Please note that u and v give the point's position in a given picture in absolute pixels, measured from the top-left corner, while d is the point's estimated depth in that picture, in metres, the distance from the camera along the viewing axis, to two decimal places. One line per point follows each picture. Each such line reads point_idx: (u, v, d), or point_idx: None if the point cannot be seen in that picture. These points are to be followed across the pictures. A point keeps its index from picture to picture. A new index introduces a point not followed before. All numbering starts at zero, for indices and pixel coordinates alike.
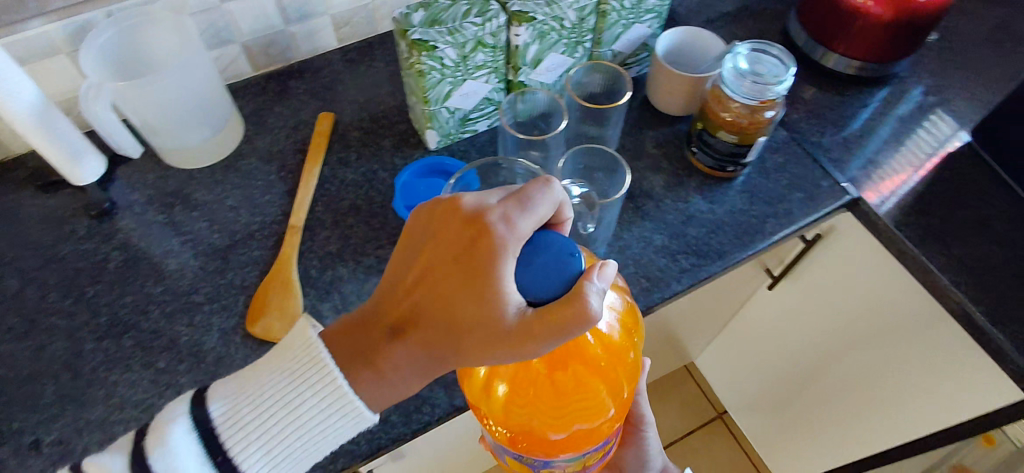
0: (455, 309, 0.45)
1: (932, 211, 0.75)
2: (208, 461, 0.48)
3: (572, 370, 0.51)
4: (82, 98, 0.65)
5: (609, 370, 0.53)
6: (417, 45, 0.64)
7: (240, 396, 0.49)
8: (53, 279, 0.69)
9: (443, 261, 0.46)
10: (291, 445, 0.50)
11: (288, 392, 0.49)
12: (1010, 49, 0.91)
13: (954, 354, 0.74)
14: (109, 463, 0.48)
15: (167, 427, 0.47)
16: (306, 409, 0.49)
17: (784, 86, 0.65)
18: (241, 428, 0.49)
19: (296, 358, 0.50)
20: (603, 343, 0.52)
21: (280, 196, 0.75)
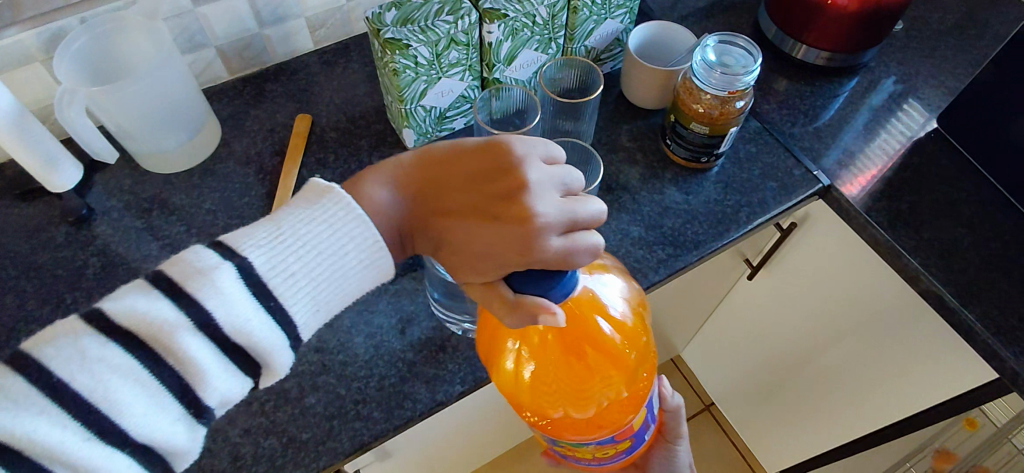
0: (473, 231, 0.49)
1: (901, 196, 0.77)
2: (260, 308, 0.45)
3: (569, 358, 0.56)
4: (56, 104, 0.65)
5: (614, 359, 0.57)
6: (390, 44, 0.64)
7: (284, 242, 0.46)
8: (32, 287, 0.69)
9: (481, 209, 0.49)
10: (333, 290, 0.49)
11: (340, 241, 0.48)
12: (975, 37, 0.93)
13: (928, 335, 0.76)
14: (143, 312, 0.42)
15: (212, 274, 0.44)
16: (356, 254, 0.48)
17: (752, 76, 0.67)
18: (289, 272, 0.46)
19: (341, 210, 0.48)
20: (602, 338, 0.57)
21: (258, 198, 0.75)
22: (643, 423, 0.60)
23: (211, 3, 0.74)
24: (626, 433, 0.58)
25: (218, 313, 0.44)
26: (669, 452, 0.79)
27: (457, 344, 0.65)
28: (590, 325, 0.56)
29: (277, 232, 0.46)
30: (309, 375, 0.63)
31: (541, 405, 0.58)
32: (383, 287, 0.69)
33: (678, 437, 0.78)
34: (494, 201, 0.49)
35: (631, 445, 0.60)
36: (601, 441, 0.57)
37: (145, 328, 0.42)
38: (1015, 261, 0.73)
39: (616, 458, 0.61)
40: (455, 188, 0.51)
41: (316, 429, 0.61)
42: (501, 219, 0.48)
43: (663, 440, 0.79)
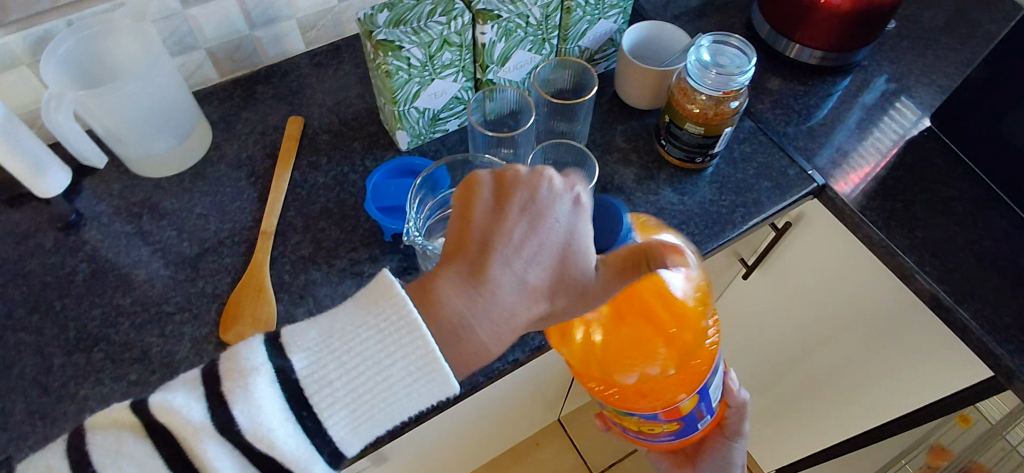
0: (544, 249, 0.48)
1: (895, 195, 0.77)
2: (291, 417, 0.42)
3: (638, 323, 0.58)
4: (42, 109, 0.64)
5: (672, 335, 0.56)
6: (382, 46, 0.64)
7: (332, 345, 0.43)
8: (20, 294, 0.67)
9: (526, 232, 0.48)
10: (381, 408, 0.44)
11: (389, 353, 0.43)
12: (965, 35, 0.93)
13: (925, 332, 0.76)
14: (177, 410, 0.42)
15: (250, 377, 0.42)
16: (404, 373, 0.44)
17: (747, 76, 0.66)
18: (329, 386, 0.43)
19: (400, 321, 0.43)
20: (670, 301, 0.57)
21: (249, 202, 0.74)
22: (695, 408, 0.57)
23: (201, 5, 0.74)
24: (675, 415, 0.57)
25: (244, 420, 0.41)
26: (726, 447, 0.74)
27: None
28: (646, 297, 0.56)
29: (326, 335, 0.43)
30: None
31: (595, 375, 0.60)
32: None
33: (740, 435, 0.73)
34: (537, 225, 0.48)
35: (681, 428, 0.59)
36: (647, 417, 0.57)
37: (177, 426, 0.41)
38: (1008, 259, 0.73)
39: (666, 437, 0.60)
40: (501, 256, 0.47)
41: None
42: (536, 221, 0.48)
43: (721, 435, 0.74)
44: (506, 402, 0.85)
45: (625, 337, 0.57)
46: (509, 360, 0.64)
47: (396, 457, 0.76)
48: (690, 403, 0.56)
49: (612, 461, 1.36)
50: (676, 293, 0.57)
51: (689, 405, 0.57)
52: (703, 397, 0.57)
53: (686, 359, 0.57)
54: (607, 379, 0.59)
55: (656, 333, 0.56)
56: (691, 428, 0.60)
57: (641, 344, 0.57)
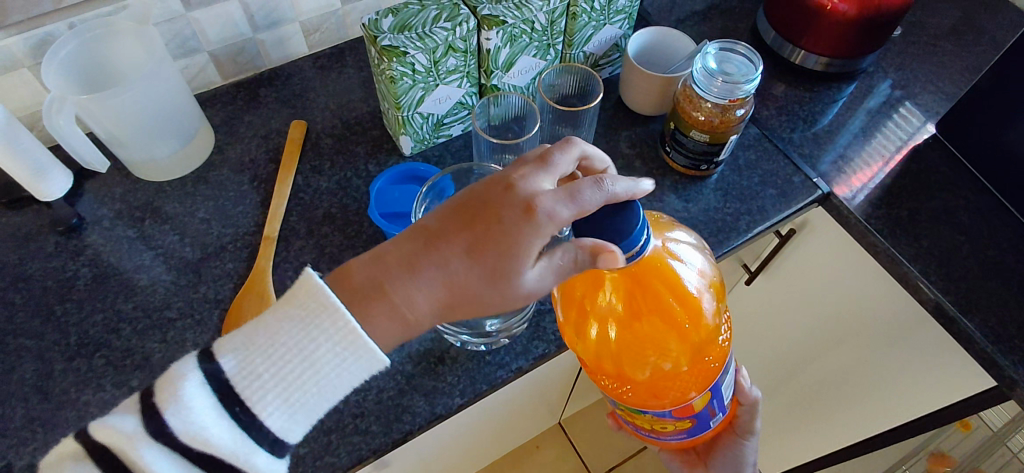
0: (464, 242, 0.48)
1: (900, 203, 0.77)
2: (228, 416, 0.46)
3: (654, 320, 0.54)
4: (45, 112, 0.63)
5: (690, 333, 0.55)
6: (387, 51, 0.63)
7: (252, 344, 0.46)
8: (21, 299, 0.67)
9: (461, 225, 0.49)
10: (312, 392, 0.47)
11: (308, 342, 0.46)
12: (971, 42, 0.93)
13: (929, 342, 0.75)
14: (113, 427, 0.44)
15: (178, 384, 0.45)
16: (328, 356, 0.46)
17: (753, 84, 0.66)
18: (258, 377, 0.46)
19: (308, 315, 0.46)
20: (688, 299, 0.55)
21: (252, 206, 0.74)
22: (707, 405, 0.57)
23: (204, 8, 0.73)
24: (687, 412, 0.56)
25: (177, 424, 0.44)
26: (740, 446, 0.73)
27: (455, 355, 0.64)
28: (662, 295, 0.54)
29: (248, 336, 0.46)
30: None
31: (609, 372, 0.58)
32: None
33: (751, 434, 0.72)
34: (481, 215, 0.48)
35: (693, 426, 0.58)
36: (661, 415, 0.56)
37: (114, 441, 0.43)
38: (1013, 269, 0.73)
39: (678, 435, 0.60)
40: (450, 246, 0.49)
41: (314, 444, 0.60)
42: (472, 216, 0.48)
43: (733, 432, 0.73)
44: (509, 407, 0.85)
45: (645, 336, 0.54)
46: (512, 368, 0.64)
47: (398, 463, 0.75)
48: (704, 399, 0.56)
49: (614, 462, 1.37)
50: (690, 290, 0.55)
51: (702, 402, 0.56)
52: (716, 394, 0.57)
53: (699, 357, 0.56)
54: (621, 376, 0.57)
55: (676, 330, 0.55)
56: (704, 425, 0.59)
57: (659, 342, 0.55)
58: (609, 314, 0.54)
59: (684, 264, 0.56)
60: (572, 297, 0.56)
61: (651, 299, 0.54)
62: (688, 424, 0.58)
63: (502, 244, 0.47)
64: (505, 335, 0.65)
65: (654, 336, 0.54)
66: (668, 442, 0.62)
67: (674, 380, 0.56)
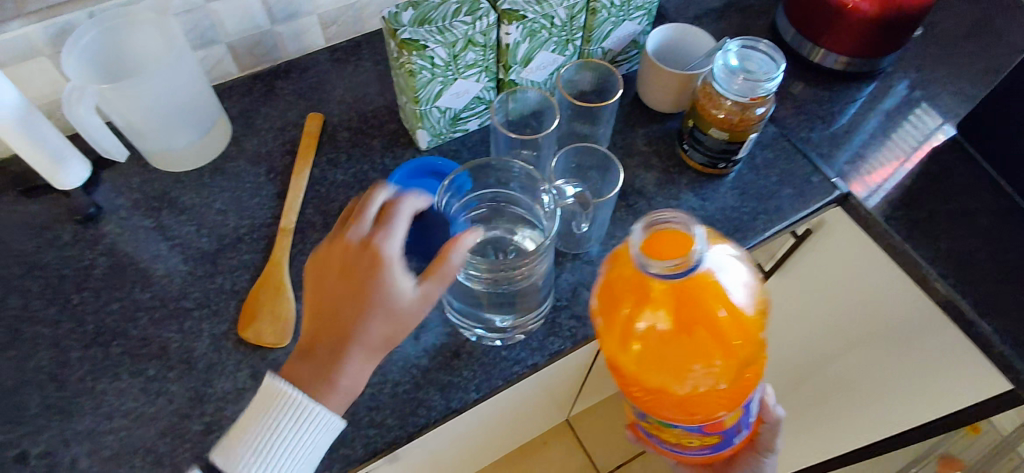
0: (346, 299, 0.52)
1: (919, 205, 0.76)
2: None
3: (699, 338, 0.50)
4: (64, 101, 0.62)
5: (736, 354, 0.51)
6: (407, 45, 0.63)
7: (230, 443, 0.53)
8: (37, 287, 0.67)
9: (336, 293, 0.52)
10: (291, 462, 0.53)
11: (268, 423, 0.52)
12: (991, 44, 0.92)
13: (945, 353, 0.73)
14: None
15: None
16: (286, 429, 0.52)
17: (775, 82, 0.65)
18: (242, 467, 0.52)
19: (262, 399, 0.52)
20: (737, 317, 0.50)
21: (269, 198, 0.74)
22: (736, 422, 0.57)
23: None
24: (716, 428, 0.55)
25: None
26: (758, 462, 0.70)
27: (471, 350, 0.64)
28: (711, 313, 0.49)
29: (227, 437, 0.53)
30: None
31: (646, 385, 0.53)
32: None
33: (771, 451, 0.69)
34: (344, 276, 0.52)
35: (718, 442, 0.58)
36: (691, 429, 0.55)
37: None
38: None
39: (701, 451, 0.59)
40: (330, 315, 0.52)
41: None
42: (341, 279, 0.52)
43: (753, 450, 0.70)
44: (517, 405, 0.84)
45: (691, 354, 0.50)
46: (528, 364, 0.64)
47: (409, 458, 0.75)
48: (733, 417, 0.56)
49: (620, 461, 1.36)
50: (739, 308, 0.50)
51: (732, 419, 0.56)
52: (743, 412, 0.57)
53: (739, 377, 0.53)
54: (652, 391, 0.53)
55: (722, 349, 0.50)
56: (727, 440, 0.58)
57: (703, 359, 0.50)
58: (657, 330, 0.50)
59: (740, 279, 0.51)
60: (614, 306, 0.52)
61: (703, 315, 0.49)
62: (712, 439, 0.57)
63: (370, 284, 0.51)
64: (520, 331, 0.65)
65: (700, 353, 0.50)
66: (686, 456, 0.62)
67: (709, 397, 0.53)
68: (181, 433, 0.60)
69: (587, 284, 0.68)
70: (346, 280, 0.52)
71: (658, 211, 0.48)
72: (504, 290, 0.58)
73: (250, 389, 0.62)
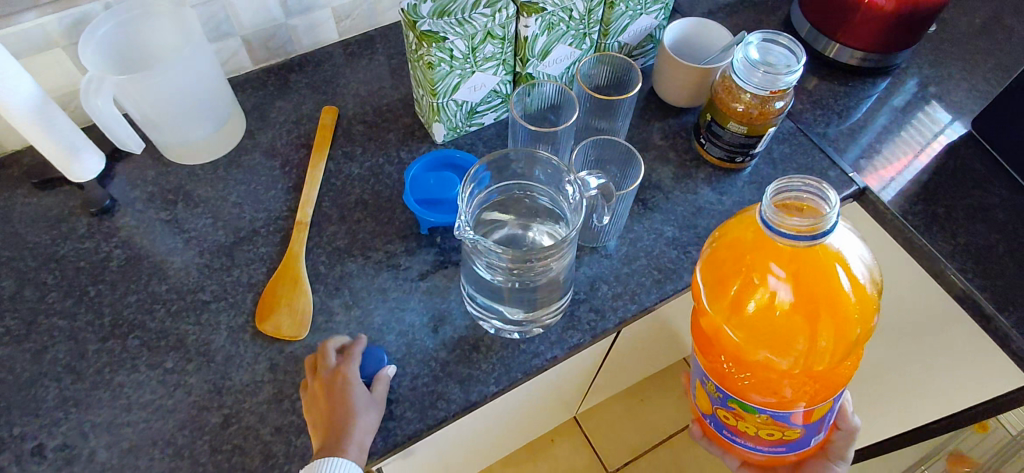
0: (326, 409, 0.57)
1: (936, 200, 0.76)
2: None
3: (814, 311, 0.51)
4: (82, 92, 0.62)
5: (842, 336, 0.52)
6: (426, 37, 0.63)
7: None
8: (53, 279, 0.67)
9: (319, 410, 0.57)
10: None
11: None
12: (1005, 40, 0.92)
13: (969, 346, 0.72)
14: None
15: None
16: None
17: (795, 75, 0.65)
18: None
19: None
20: (856, 295, 0.52)
21: (284, 191, 0.73)
22: (820, 419, 0.54)
23: None
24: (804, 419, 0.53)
25: None
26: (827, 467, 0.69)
27: (490, 343, 0.64)
28: (831, 288, 0.51)
29: None
30: None
31: (747, 359, 0.55)
32: (415, 284, 0.67)
33: (842, 458, 0.68)
34: (321, 394, 0.58)
35: (796, 439, 0.56)
36: (774, 415, 0.52)
37: None
38: None
39: (776, 445, 0.57)
40: (324, 424, 0.56)
41: None
42: (319, 396, 0.58)
43: (823, 456, 0.69)
44: (529, 401, 0.84)
45: (803, 331, 0.52)
46: (547, 357, 0.63)
47: (423, 454, 0.75)
48: (819, 413, 0.53)
49: (627, 459, 1.36)
50: (857, 289, 0.52)
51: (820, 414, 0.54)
52: (831, 409, 0.55)
53: (837, 363, 0.54)
54: (754, 364, 0.55)
55: (832, 327, 0.52)
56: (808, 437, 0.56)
57: (812, 335, 0.52)
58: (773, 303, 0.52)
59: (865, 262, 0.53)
60: (726, 279, 0.55)
61: (822, 291, 0.51)
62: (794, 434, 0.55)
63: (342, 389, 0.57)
64: (539, 325, 0.64)
65: (809, 329, 0.52)
66: (756, 453, 0.60)
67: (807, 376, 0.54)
68: (199, 426, 0.59)
69: (605, 278, 0.68)
70: (321, 400, 0.57)
71: (788, 179, 0.49)
72: (528, 282, 0.57)
73: (268, 382, 0.61)
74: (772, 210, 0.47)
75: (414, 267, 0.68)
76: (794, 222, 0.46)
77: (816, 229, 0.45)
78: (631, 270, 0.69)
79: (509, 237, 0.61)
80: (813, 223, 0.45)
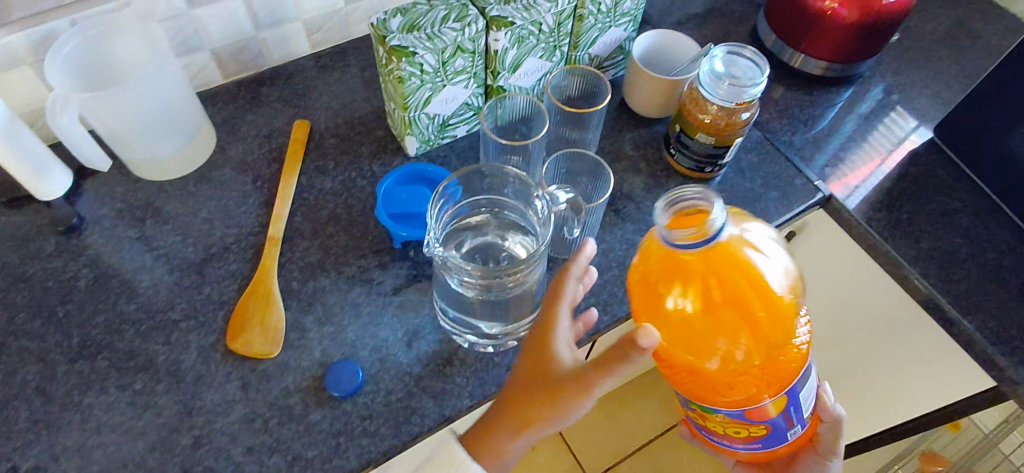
0: (531, 365, 0.59)
1: (900, 207, 0.78)
2: None
3: (725, 306, 0.50)
4: (48, 111, 0.61)
5: (765, 335, 0.50)
6: (396, 51, 0.63)
7: None
8: (23, 299, 0.66)
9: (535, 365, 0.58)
10: None
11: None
12: (966, 47, 0.94)
13: (940, 346, 0.76)
14: None
15: None
16: None
17: (759, 88, 0.66)
18: None
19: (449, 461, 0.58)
20: (762, 286, 0.50)
21: (256, 206, 0.73)
22: (782, 412, 0.53)
23: (207, 5, 0.72)
24: (760, 417, 0.53)
25: None
26: (820, 465, 0.69)
27: (464, 357, 0.64)
28: (737, 279, 0.50)
29: None
30: (314, 391, 0.61)
31: (680, 368, 0.54)
32: (388, 298, 0.67)
33: (833, 453, 0.67)
34: (540, 349, 0.59)
35: (767, 436, 0.55)
36: (732, 414, 0.53)
37: None
38: (1012, 271, 0.74)
39: (753, 444, 0.57)
40: (530, 382, 0.58)
41: (322, 446, 0.59)
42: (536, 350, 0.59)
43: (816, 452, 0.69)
44: None
45: (718, 328, 0.50)
46: None
47: None
48: (780, 404, 0.52)
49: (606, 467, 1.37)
50: (767, 281, 0.51)
51: (776, 409, 0.53)
52: (791, 402, 0.53)
53: (777, 358, 0.52)
54: (688, 368, 0.53)
55: (749, 321, 0.50)
56: (778, 433, 0.55)
57: (729, 332, 0.50)
58: (681, 314, 0.51)
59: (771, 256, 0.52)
60: (642, 285, 0.53)
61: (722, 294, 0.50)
62: (760, 432, 0.54)
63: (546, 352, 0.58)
64: (514, 337, 0.65)
65: (726, 328, 0.50)
66: (744, 452, 0.60)
67: (744, 374, 0.52)
68: (171, 447, 0.59)
69: None
70: (534, 353, 0.59)
71: (681, 192, 0.51)
72: (498, 295, 0.57)
73: (239, 401, 0.61)
74: (661, 227, 0.50)
75: (388, 282, 0.68)
76: (680, 232, 0.48)
77: (705, 233, 0.48)
78: (604, 281, 0.70)
79: (479, 251, 0.62)
80: (705, 229, 0.48)
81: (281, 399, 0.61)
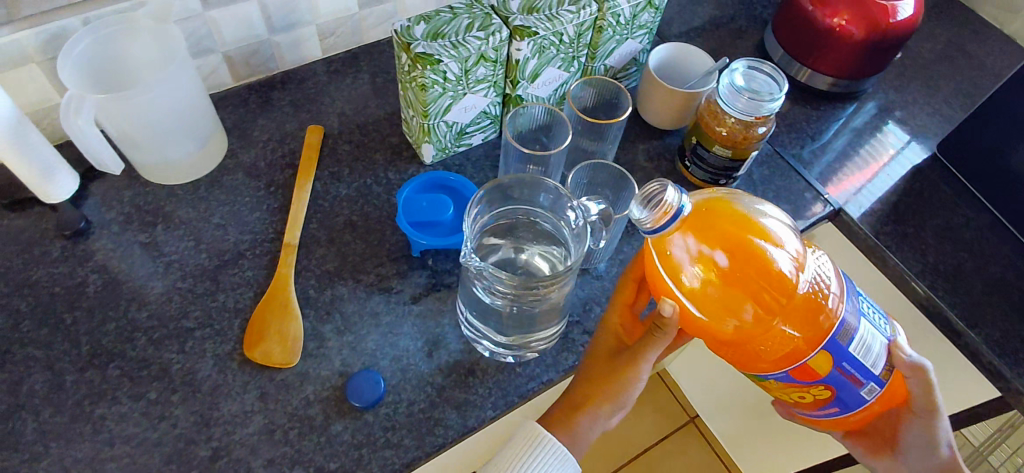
0: (593, 354, 0.61)
1: (906, 220, 0.80)
2: None
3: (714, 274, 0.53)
4: (62, 113, 0.60)
5: (765, 291, 0.53)
6: (420, 59, 0.63)
7: None
8: (27, 306, 0.64)
9: (594, 355, 0.61)
10: None
11: (557, 460, 0.55)
12: (963, 66, 0.97)
13: (949, 357, 0.78)
14: None
15: None
16: (554, 462, 0.55)
17: (778, 103, 0.68)
18: None
19: (530, 433, 0.56)
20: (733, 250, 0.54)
21: (270, 212, 0.72)
22: (832, 367, 0.50)
23: (222, 7, 0.71)
24: (809, 376, 0.51)
25: None
26: (932, 428, 0.59)
27: (486, 366, 0.64)
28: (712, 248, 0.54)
29: None
30: (334, 402, 0.61)
31: (720, 343, 0.56)
32: (408, 308, 0.67)
33: (933, 411, 0.58)
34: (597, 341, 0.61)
35: (833, 395, 0.53)
36: (782, 377, 0.52)
37: None
38: (1015, 285, 0.76)
39: (828, 408, 0.54)
40: (590, 370, 0.60)
41: (344, 458, 0.58)
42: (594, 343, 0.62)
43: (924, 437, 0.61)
44: None
45: (720, 296, 0.53)
46: (543, 380, 0.63)
47: None
48: (821, 359, 0.50)
49: None
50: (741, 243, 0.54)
51: (824, 367, 0.51)
52: (840, 357, 0.50)
53: (799, 310, 0.52)
54: (722, 339, 0.55)
55: (741, 283, 0.53)
56: (845, 394, 0.52)
57: (731, 298, 0.53)
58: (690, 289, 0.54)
59: (754, 222, 0.55)
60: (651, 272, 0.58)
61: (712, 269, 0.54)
62: (824, 394, 0.53)
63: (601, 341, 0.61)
64: (534, 349, 0.64)
65: (726, 295, 0.53)
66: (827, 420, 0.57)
67: (769, 334, 0.53)
68: (187, 459, 0.57)
69: (598, 299, 0.69)
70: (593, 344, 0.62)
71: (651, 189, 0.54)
72: (528, 306, 0.57)
73: (258, 412, 0.60)
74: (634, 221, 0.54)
75: (407, 290, 0.68)
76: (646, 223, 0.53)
77: (667, 211, 0.51)
78: None
79: (506, 263, 0.62)
80: (665, 207, 0.52)
81: (301, 410, 0.60)
